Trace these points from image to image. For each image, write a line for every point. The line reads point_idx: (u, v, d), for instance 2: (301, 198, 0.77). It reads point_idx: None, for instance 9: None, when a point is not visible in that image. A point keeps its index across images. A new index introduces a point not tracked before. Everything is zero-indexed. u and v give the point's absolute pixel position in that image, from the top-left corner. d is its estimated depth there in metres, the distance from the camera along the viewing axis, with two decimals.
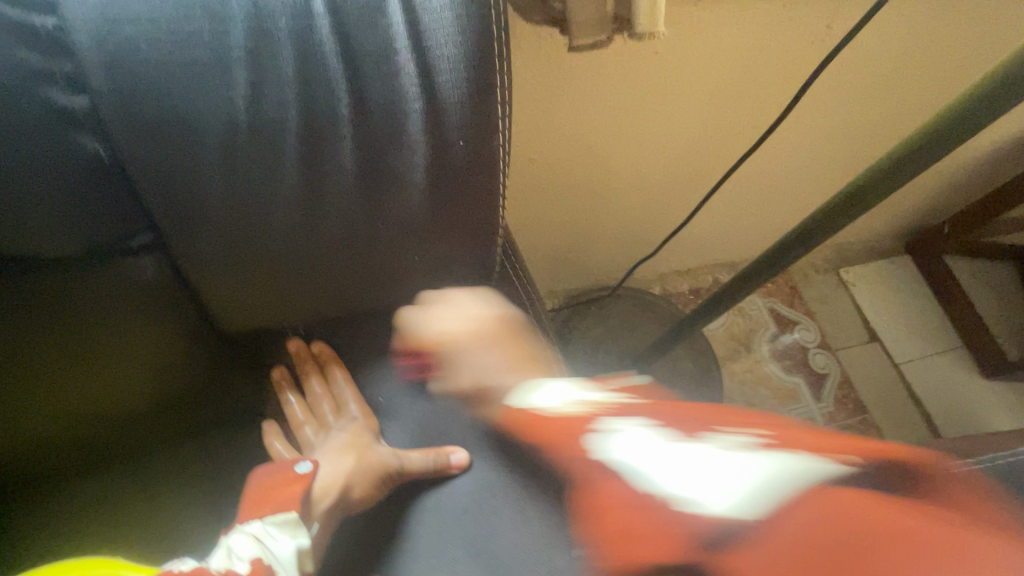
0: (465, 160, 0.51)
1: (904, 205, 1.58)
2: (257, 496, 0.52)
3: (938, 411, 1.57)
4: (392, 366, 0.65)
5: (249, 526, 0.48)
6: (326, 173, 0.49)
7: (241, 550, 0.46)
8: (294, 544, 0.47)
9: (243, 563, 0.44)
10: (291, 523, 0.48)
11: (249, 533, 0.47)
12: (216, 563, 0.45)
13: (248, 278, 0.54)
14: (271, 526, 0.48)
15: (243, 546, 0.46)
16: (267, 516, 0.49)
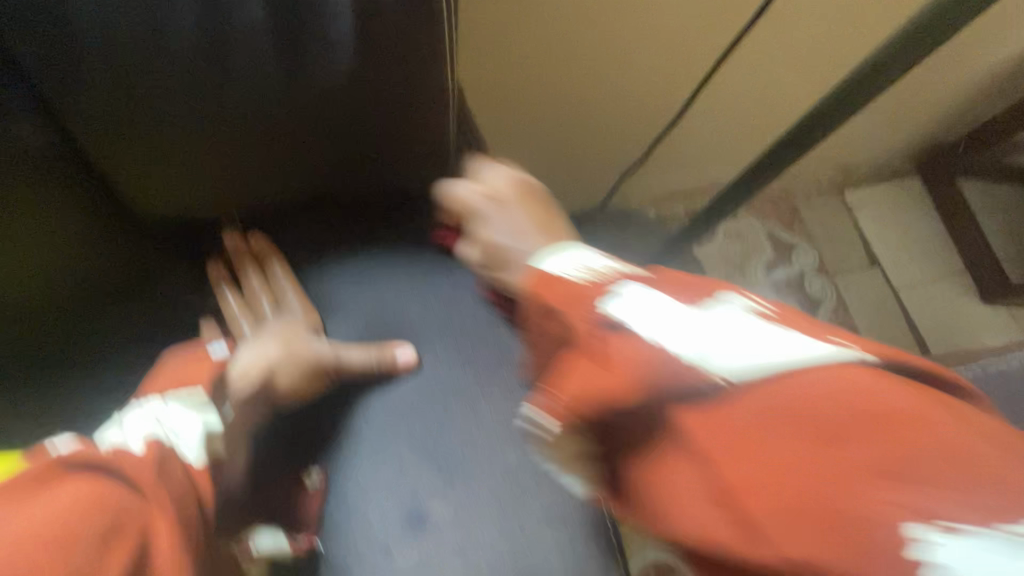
0: (398, 2, 0.42)
1: (915, 120, 1.48)
2: (163, 377, 0.48)
3: (933, 336, 1.54)
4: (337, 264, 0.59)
5: (150, 405, 0.44)
6: (227, 13, 0.41)
7: (138, 429, 0.41)
8: (203, 424, 0.43)
9: (137, 442, 0.40)
10: (198, 403, 0.45)
11: (146, 412, 0.43)
12: (106, 442, 0.41)
13: (160, 149, 0.48)
14: (173, 406, 0.44)
15: (142, 424, 0.42)
16: (169, 394, 0.45)
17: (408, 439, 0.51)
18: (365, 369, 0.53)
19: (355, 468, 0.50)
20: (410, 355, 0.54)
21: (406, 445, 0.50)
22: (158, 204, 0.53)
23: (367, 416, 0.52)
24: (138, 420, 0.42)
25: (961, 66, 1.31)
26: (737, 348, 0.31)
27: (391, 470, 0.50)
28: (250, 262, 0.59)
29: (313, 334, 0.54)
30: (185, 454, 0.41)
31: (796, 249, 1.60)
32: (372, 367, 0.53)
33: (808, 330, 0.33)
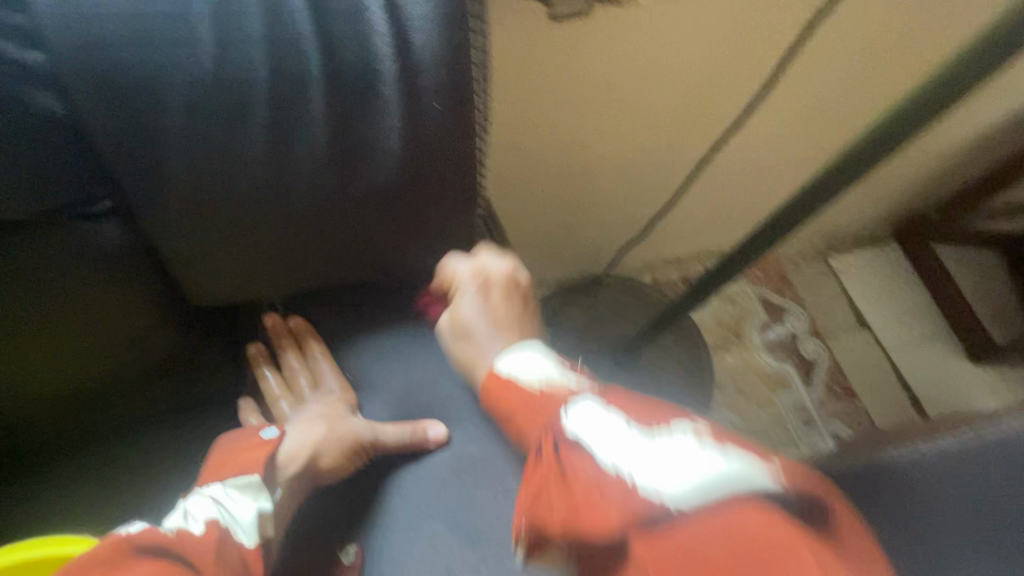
0: (440, 123, 0.50)
1: (887, 191, 1.61)
2: (216, 461, 0.49)
3: (926, 396, 1.58)
4: (372, 342, 0.63)
5: (208, 488, 0.45)
6: (297, 136, 0.48)
7: (196, 511, 0.43)
8: (255, 507, 0.45)
9: (196, 525, 0.42)
10: (254, 487, 0.46)
11: (205, 495, 0.45)
12: (167, 524, 0.42)
13: (219, 247, 0.53)
14: (231, 488, 0.46)
15: (201, 506, 0.44)
16: (227, 479, 0.46)
17: (442, 515, 0.52)
18: (400, 446, 0.55)
19: (390, 544, 0.51)
20: (442, 432, 0.57)
21: (440, 521, 0.52)
22: (211, 293, 0.57)
23: (402, 492, 0.54)
24: (197, 501, 0.44)
25: (923, 146, 1.45)
26: (673, 474, 0.35)
27: (426, 546, 0.51)
28: (288, 342, 0.62)
29: (350, 413, 0.57)
30: (239, 538, 0.43)
31: (787, 312, 1.67)
32: (407, 443, 0.55)
33: (750, 451, 0.36)
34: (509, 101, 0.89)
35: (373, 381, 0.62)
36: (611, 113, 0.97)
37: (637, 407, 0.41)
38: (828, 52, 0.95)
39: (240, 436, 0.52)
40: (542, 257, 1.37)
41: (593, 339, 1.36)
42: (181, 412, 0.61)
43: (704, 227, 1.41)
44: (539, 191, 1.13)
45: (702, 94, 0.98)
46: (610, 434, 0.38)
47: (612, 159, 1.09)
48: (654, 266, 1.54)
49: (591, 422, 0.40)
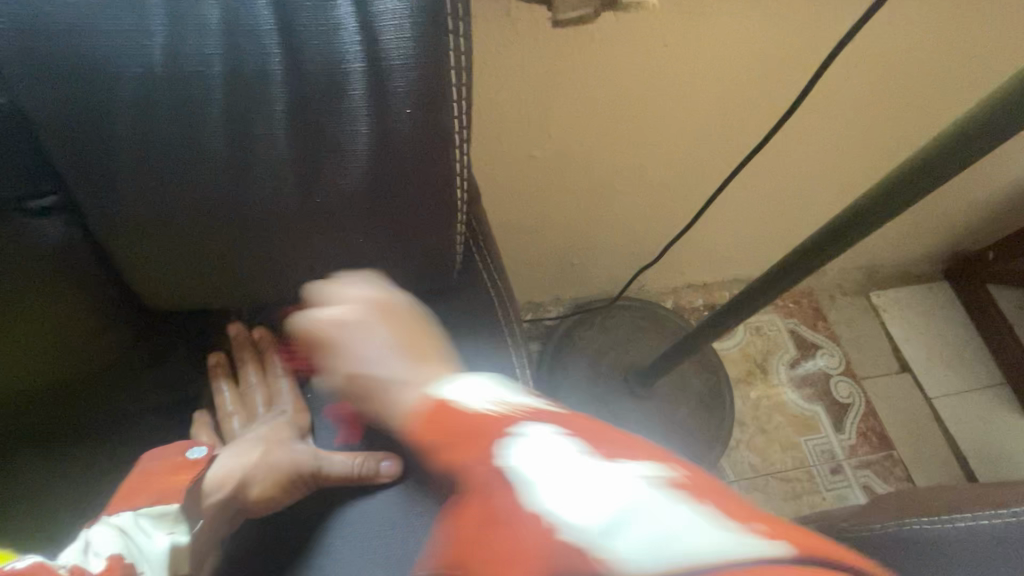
0: (412, 132, 0.46)
1: (937, 225, 1.48)
2: (135, 484, 0.46)
3: (973, 452, 1.44)
4: None
5: (116, 518, 0.44)
6: (255, 137, 0.44)
7: (99, 546, 0.42)
8: (169, 539, 0.44)
9: (99, 560, 0.40)
10: (169, 518, 0.45)
11: (114, 526, 0.43)
12: (64, 560, 0.41)
13: (174, 253, 0.50)
14: (145, 519, 0.44)
15: (105, 540, 0.42)
16: (142, 506, 0.45)
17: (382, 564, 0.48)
18: (345, 478, 0.50)
19: None
20: (396, 465, 0.51)
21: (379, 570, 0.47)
22: (165, 297, 0.54)
23: (341, 532, 0.49)
24: (100, 537, 0.42)
25: (982, 178, 1.34)
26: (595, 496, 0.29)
27: None
28: (249, 354, 0.60)
29: (298, 438, 0.53)
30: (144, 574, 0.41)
31: (820, 349, 1.55)
32: (352, 475, 0.50)
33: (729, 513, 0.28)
34: (522, 110, 0.85)
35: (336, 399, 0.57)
36: (630, 128, 0.92)
37: (612, 441, 0.33)
38: (871, 73, 0.88)
39: (166, 454, 0.48)
40: (555, 274, 1.31)
41: (604, 364, 1.29)
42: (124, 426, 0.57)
43: (730, 253, 1.33)
44: (551, 206, 1.08)
45: (730, 111, 0.91)
46: (563, 466, 0.31)
47: (631, 175, 1.03)
48: (676, 290, 1.46)
49: (543, 456, 0.31)
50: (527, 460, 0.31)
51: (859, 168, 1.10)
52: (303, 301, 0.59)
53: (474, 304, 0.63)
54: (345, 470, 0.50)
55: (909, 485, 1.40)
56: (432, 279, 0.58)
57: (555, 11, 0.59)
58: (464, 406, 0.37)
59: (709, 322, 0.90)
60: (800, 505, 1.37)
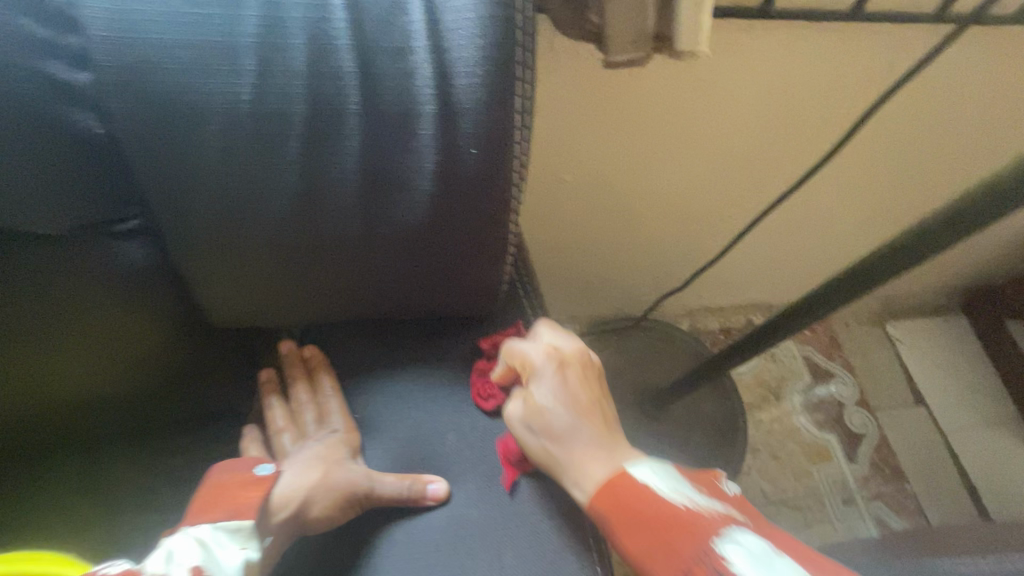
0: (475, 168, 0.49)
1: (958, 259, 1.49)
2: (208, 497, 0.49)
3: (988, 489, 1.43)
4: (385, 381, 0.60)
5: (196, 529, 0.46)
6: (328, 172, 0.47)
7: (182, 555, 0.44)
8: (243, 555, 0.45)
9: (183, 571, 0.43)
10: (244, 533, 0.47)
11: (194, 536, 0.46)
12: (152, 568, 0.43)
13: (241, 272, 0.52)
14: (222, 532, 0.46)
15: (186, 550, 0.44)
16: (218, 520, 0.47)
17: None
18: (399, 498, 0.52)
19: None
20: (441, 489, 0.54)
21: None
22: (226, 317, 0.57)
23: (389, 551, 0.52)
24: (183, 547, 0.45)
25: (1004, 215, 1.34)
26: None
27: None
28: (300, 372, 0.61)
29: (350, 458, 0.55)
30: None
31: (835, 378, 1.55)
32: (405, 496, 0.53)
33: None
34: (557, 138, 0.87)
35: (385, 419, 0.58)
36: (661, 158, 0.94)
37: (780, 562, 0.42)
38: (905, 115, 0.89)
39: (234, 469, 0.52)
40: (576, 293, 1.33)
41: (620, 385, 1.30)
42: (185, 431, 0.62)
43: (750, 281, 1.35)
44: (579, 228, 1.10)
45: (762, 146, 0.93)
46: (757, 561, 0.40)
47: (659, 203, 1.05)
48: (694, 313, 1.48)
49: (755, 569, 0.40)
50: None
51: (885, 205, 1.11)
52: (352, 322, 0.61)
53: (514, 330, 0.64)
54: (397, 492, 0.52)
55: (922, 520, 1.39)
56: (477, 305, 0.60)
57: (606, 52, 0.60)
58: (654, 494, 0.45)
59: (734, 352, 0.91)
60: (811, 534, 1.36)
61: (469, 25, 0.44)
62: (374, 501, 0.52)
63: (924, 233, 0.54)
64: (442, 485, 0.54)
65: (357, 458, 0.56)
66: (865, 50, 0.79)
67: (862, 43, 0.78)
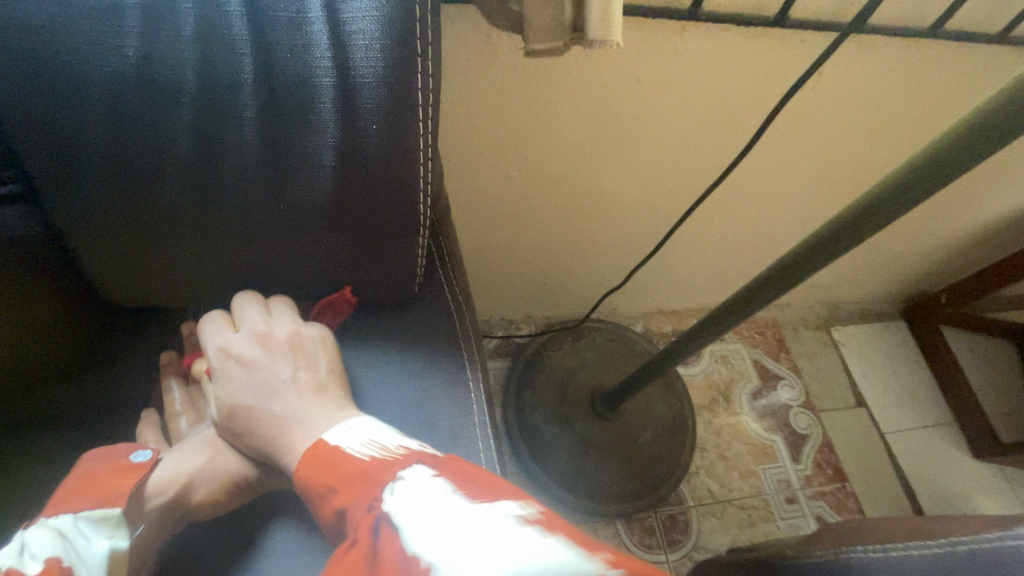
0: (380, 145, 0.48)
1: (895, 266, 1.56)
2: (77, 485, 0.46)
3: (922, 488, 1.49)
4: None
5: (56, 520, 0.43)
6: (224, 142, 0.46)
7: (36, 547, 0.41)
8: (108, 545, 0.44)
9: (35, 562, 0.40)
10: (111, 522, 0.45)
11: (51, 529, 0.43)
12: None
13: (137, 248, 0.50)
14: (86, 522, 0.44)
15: (41, 542, 0.42)
16: (82, 509, 0.45)
17: (321, 568, 0.49)
18: (291, 483, 0.53)
19: None
20: None
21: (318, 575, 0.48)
22: (127, 294, 0.55)
23: (284, 537, 0.50)
24: (38, 539, 0.42)
25: (938, 225, 1.41)
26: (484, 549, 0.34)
27: None
28: (201, 353, 0.59)
29: (245, 441, 0.54)
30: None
31: (781, 380, 1.59)
32: (297, 482, 0.53)
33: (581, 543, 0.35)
34: (499, 132, 0.88)
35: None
36: (601, 157, 0.96)
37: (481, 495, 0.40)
38: (828, 119, 0.93)
39: (111, 455, 0.49)
40: (529, 292, 1.34)
41: (570, 384, 1.31)
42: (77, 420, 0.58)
43: (699, 283, 1.38)
44: (527, 225, 1.11)
45: (698, 146, 0.96)
46: (431, 514, 0.38)
47: (604, 202, 1.07)
48: (647, 315, 1.50)
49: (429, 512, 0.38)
50: (431, 518, 0.37)
51: (822, 210, 1.15)
52: None
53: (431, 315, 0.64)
54: (296, 471, 0.51)
55: (860, 517, 1.44)
56: (392, 289, 0.60)
57: (527, 41, 0.61)
58: (358, 458, 0.46)
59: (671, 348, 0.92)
60: (755, 532, 1.39)
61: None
62: (264, 481, 0.52)
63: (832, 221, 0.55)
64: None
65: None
66: (789, 55, 0.82)
67: (786, 49, 0.81)
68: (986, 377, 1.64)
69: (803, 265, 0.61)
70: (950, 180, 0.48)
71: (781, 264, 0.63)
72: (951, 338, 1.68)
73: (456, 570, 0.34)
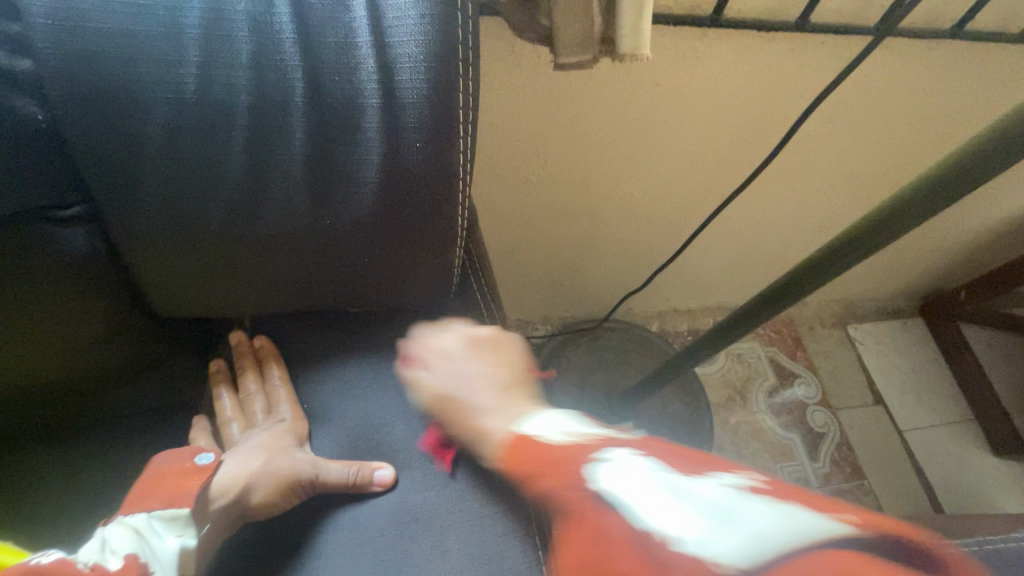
0: (422, 162, 0.50)
1: (912, 263, 1.55)
2: (148, 485, 0.50)
3: (942, 485, 1.49)
4: (336, 372, 0.61)
5: (132, 518, 0.47)
6: (275, 162, 0.48)
7: (116, 543, 0.46)
8: (178, 543, 0.46)
9: (116, 559, 0.44)
10: (180, 522, 0.47)
11: (129, 526, 0.47)
12: (85, 556, 0.45)
13: (190, 264, 0.53)
14: (159, 521, 0.47)
15: (120, 539, 0.46)
16: (154, 508, 0.48)
17: (372, 568, 0.51)
18: (343, 483, 0.53)
19: None
20: (389, 475, 0.55)
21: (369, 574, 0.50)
22: (178, 306, 0.57)
23: (335, 537, 0.53)
24: (117, 536, 0.46)
25: (957, 221, 1.41)
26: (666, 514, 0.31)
27: None
28: (249, 362, 0.62)
29: (295, 446, 0.56)
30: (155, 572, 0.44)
31: (798, 378, 1.60)
32: (350, 482, 0.53)
33: (810, 505, 0.30)
34: (522, 139, 0.90)
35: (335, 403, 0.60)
36: (622, 161, 0.97)
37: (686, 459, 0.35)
38: (848, 121, 0.94)
39: (174, 458, 0.52)
40: (548, 294, 1.36)
41: (590, 384, 1.33)
42: (142, 417, 0.63)
43: (716, 282, 1.39)
44: (547, 228, 1.12)
45: (718, 149, 0.97)
46: (637, 484, 0.32)
47: (624, 205, 1.08)
48: (664, 315, 1.52)
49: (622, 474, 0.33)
50: (618, 481, 0.33)
51: (840, 210, 1.16)
52: (306, 313, 0.62)
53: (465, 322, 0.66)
54: (341, 476, 0.53)
55: (880, 514, 1.44)
56: (428, 298, 0.62)
57: (556, 54, 0.63)
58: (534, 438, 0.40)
59: (695, 348, 0.93)
60: None
61: (411, 23, 0.46)
62: (321, 483, 0.53)
63: (858, 228, 0.56)
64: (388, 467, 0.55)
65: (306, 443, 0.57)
66: (810, 60, 0.83)
67: (806, 54, 0.82)
68: (1006, 373, 1.63)
69: (828, 270, 0.62)
70: (976, 186, 0.49)
71: (806, 269, 0.64)
72: (970, 335, 1.67)
73: (664, 532, 0.30)
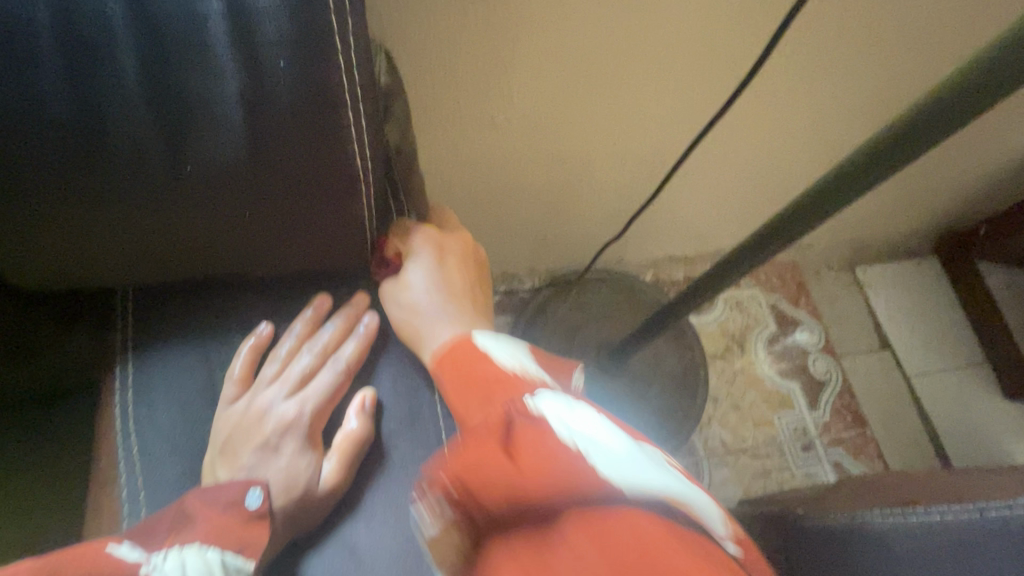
0: (291, 89, 0.40)
1: (932, 197, 1.41)
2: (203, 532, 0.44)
3: (949, 432, 1.42)
4: (276, 340, 0.55)
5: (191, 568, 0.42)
6: (106, 93, 0.39)
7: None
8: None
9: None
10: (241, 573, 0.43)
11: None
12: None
13: (37, 228, 0.45)
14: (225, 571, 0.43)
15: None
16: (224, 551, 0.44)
17: (363, 520, 0.49)
18: (341, 389, 0.53)
19: (309, 563, 0.48)
20: (371, 325, 0.55)
21: (360, 526, 0.49)
22: (44, 275, 0.50)
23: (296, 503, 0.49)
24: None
25: (986, 150, 1.26)
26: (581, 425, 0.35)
27: (348, 559, 0.48)
28: (155, 323, 0.55)
29: (275, 400, 0.52)
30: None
31: (801, 324, 1.50)
32: (345, 377, 0.53)
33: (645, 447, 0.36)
34: (476, 66, 0.77)
35: (285, 354, 0.54)
36: (595, 92, 0.86)
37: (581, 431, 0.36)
38: (859, 25, 0.80)
39: (213, 500, 0.46)
40: (528, 243, 1.25)
41: (577, 339, 1.25)
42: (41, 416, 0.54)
43: (711, 226, 1.28)
44: (515, 169, 1.00)
45: (701, 69, 0.84)
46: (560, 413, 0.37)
47: (603, 139, 0.97)
48: (657, 262, 1.41)
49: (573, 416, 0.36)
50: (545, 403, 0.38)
51: (846, 135, 1.03)
52: (200, 281, 0.55)
53: (390, 285, 0.58)
54: (333, 385, 0.53)
55: (879, 463, 1.38)
56: (342, 259, 0.54)
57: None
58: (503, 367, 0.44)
59: (686, 294, 0.83)
60: (767, 481, 1.35)
61: None
62: (325, 413, 0.52)
63: (861, 157, 0.45)
64: (339, 327, 0.55)
65: (267, 390, 0.53)
66: None
67: None
68: None
69: (823, 207, 0.51)
70: (994, 107, 0.37)
71: (788, 209, 0.53)
72: (988, 272, 1.56)
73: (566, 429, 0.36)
